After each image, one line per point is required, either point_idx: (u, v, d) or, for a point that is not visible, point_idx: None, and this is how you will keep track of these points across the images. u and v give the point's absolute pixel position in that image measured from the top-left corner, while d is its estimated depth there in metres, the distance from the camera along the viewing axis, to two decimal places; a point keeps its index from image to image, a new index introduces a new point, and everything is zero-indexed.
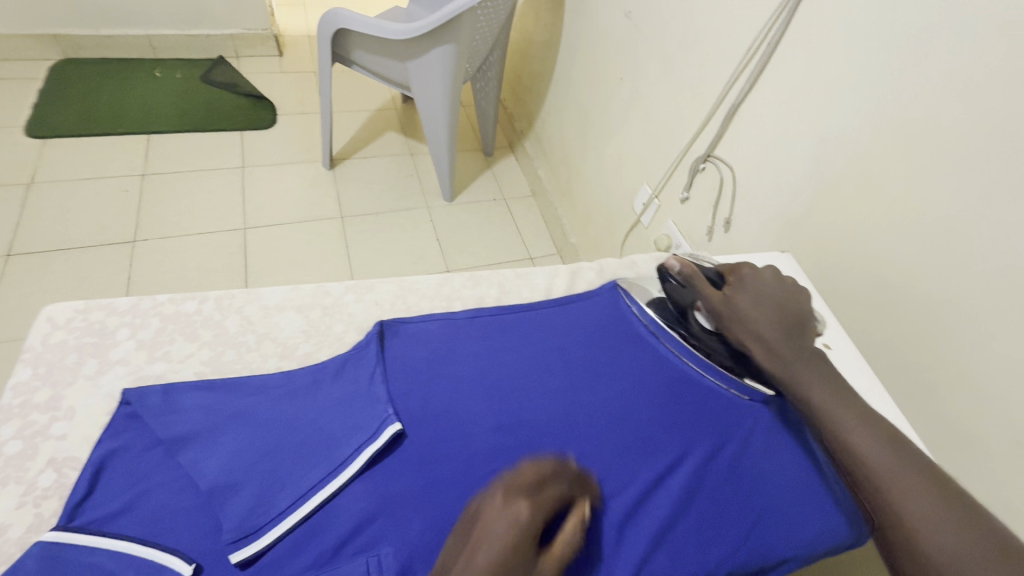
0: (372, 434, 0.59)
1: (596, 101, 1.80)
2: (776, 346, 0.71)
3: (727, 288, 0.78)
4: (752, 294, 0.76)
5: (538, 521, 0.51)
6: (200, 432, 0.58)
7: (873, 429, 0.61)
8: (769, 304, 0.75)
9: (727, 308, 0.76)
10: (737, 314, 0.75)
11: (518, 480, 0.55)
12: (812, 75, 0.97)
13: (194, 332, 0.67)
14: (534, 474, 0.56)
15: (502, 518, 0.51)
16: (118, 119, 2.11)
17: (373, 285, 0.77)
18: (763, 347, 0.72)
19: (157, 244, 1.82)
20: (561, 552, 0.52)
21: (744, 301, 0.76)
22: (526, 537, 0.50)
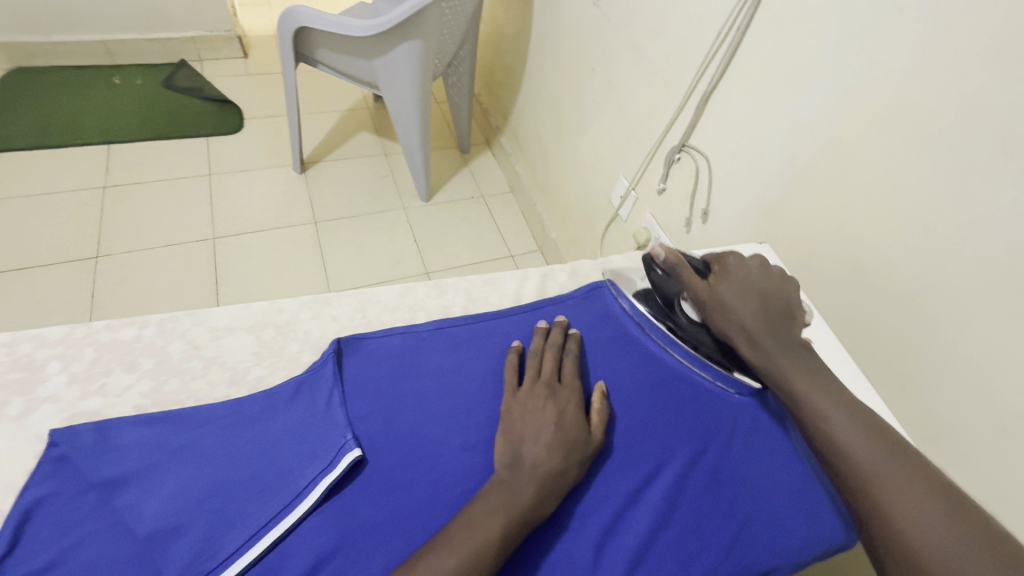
0: (329, 464, 0.55)
1: (569, 93, 1.76)
2: (760, 335, 0.66)
3: (712, 278, 0.72)
4: (737, 284, 0.70)
5: (573, 401, 0.64)
6: (140, 472, 0.53)
7: (856, 419, 0.58)
8: (756, 295, 0.69)
9: (711, 299, 0.71)
10: (722, 306, 0.70)
11: (542, 375, 0.66)
12: (783, 60, 0.94)
13: (133, 361, 0.62)
14: (553, 367, 0.68)
15: (546, 404, 0.63)
16: (76, 129, 2.02)
17: (331, 300, 0.72)
18: (747, 338, 0.67)
19: (121, 259, 1.75)
20: (602, 419, 0.65)
21: (729, 291, 0.70)
22: (568, 411, 0.63)
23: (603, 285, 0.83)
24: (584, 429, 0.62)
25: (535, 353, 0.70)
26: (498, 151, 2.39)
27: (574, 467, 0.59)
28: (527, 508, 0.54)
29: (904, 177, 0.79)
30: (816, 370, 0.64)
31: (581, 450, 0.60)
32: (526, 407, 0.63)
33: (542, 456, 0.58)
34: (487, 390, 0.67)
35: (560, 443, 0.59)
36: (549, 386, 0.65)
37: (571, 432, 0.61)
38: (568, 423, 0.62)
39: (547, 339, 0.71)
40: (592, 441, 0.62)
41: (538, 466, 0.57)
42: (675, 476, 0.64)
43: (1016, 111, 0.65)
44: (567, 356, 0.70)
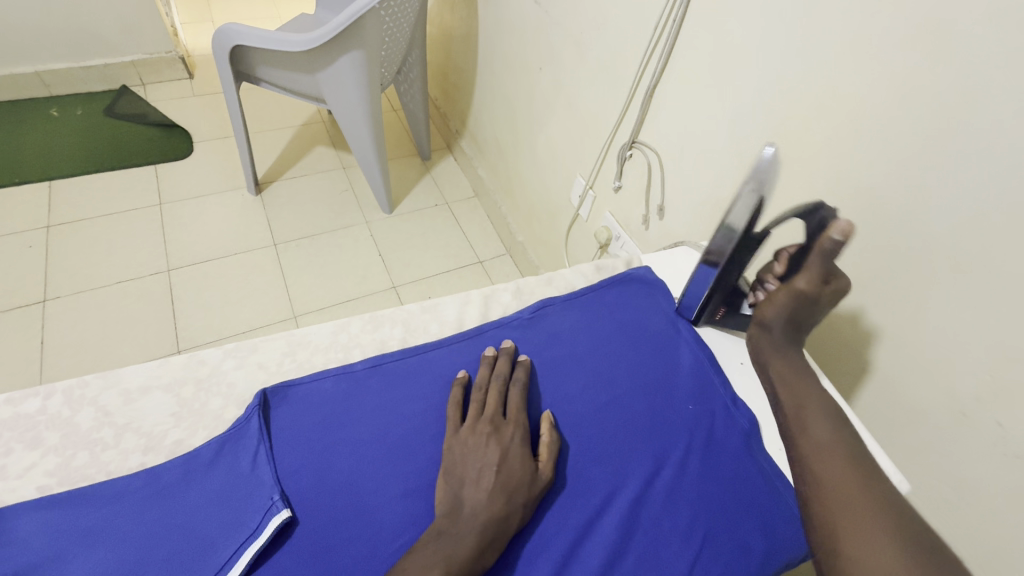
0: (255, 531, 0.52)
1: (520, 93, 1.73)
2: (788, 340, 0.70)
3: (828, 289, 0.69)
4: (817, 304, 0.70)
5: (519, 439, 0.62)
6: (42, 564, 0.49)
7: (839, 435, 0.60)
8: (815, 314, 0.70)
9: (786, 298, 0.70)
10: (794, 309, 0.69)
11: (485, 411, 0.64)
12: (721, 51, 0.92)
13: (37, 437, 0.57)
14: (498, 399, 0.65)
15: (494, 442, 0.61)
16: (13, 168, 1.92)
17: (258, 346, 0.68)
18: (772, 336, 0.71)
19: (72, 300, 1.67)
20: (550, 453, 0.62)
21: (809, 304, 0.69)
22: (514, 449, 0.61)
23: (551, 302, 0.79)
24: (530, 468, 0.59)
25: (480, 385, 0.67)
26: (459, 156, 2.35)
27: (517, 510, 0.56)
28: (465, 563, 0.51)
29: (845, 164, 0.77)
30: (814, 380, 0.67)
31: (526, 491, 0.58)
32: (467, 448, 0.60)
33: (482, 503, 0.56)
34: (428, 429, 0.63)
35: (503, 488, 0.57)
36: (493, 423, 0.63)
37: (516, 475, 0.58)
38: (511, 464, 0.59)
39: (494, 368, 0.68)
40: (538, 479, 0.59)
41: (478, 513, 0.55)
42: (629, 500, 0.61)
43: (947, 90, 0.63)
44: (513, 386, 0.67)
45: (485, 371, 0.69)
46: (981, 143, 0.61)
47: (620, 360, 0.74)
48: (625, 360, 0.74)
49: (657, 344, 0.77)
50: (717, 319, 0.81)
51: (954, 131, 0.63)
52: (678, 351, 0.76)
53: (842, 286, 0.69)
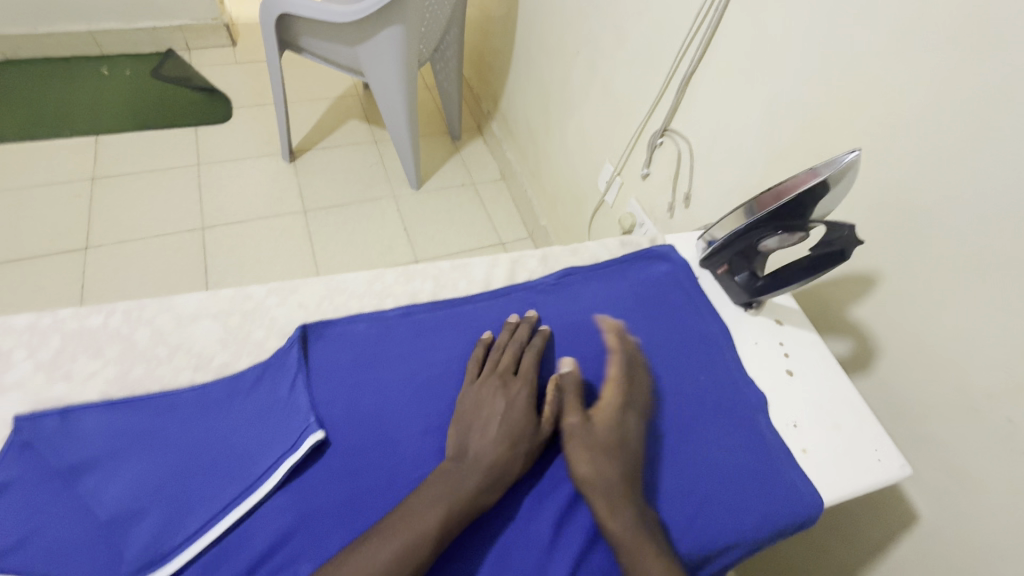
0: (291, 446, 0.56)
1: (555, 77, 1.74)
2: (619, 493, 0.59)
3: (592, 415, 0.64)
4: (618, 433, 0.63)
5: (527, 397, 0.63)
6: (102, 458, 0.54)
7: None
8: (626, 447, 0.62)
9: (587, 441, 0.61)
10: (598, 450, 0.61)
11: (499, 367, 0.66)
12: (758, 41, 0.94)
13: (98, 348, 0.62)
14: (510, 360, 0.67)
15: (496, 398, 0.62)
16: (64, 121, 2.01)
17: (299, 286, 0.72)
18: (606, 501, 0.58)
19: (113, 249, 1.75)
20: (555, 411, 0.64)
21: (611, 437, 0.62)
22: (519, 405, 0.62)
23: (574, 271, 0.82)
24: (533, 422, 0.62)
25: (499, 346, 0.69)
26: (489, 138, 2.37)
27: (519, 460, 0.59)
28: (464, 501, 0.54)
29: (877, 156, 0.77)
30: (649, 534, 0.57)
31: (527, 442, 0.60)
32: (477, 399, 0.63)
33: (486, 449, 0.58)
34: (451, 374, 0.67)
35: (503, 439, 0.59)
36: (503, 378, 0.65)
37: (517, 429, 0.60)
38: (516, 416, 0.61)
39: (514, 334, 0.70)
40: (540, 432, 0.62)
41: (480, 459, 0.57)
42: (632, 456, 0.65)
43: (985, 88, 0.63)
44: (529, 350, 0.68)
45: (506, 335, 0.71)
46: (1014, 141, 0.62)
47: (636, 328, 0.76)
48: (641, 330, 0.76)
49: (672, 319, 0.79)
50: (717, 273, 0.85)
51: (989, 128, 0.64)
52: (692, 327, 0.78)
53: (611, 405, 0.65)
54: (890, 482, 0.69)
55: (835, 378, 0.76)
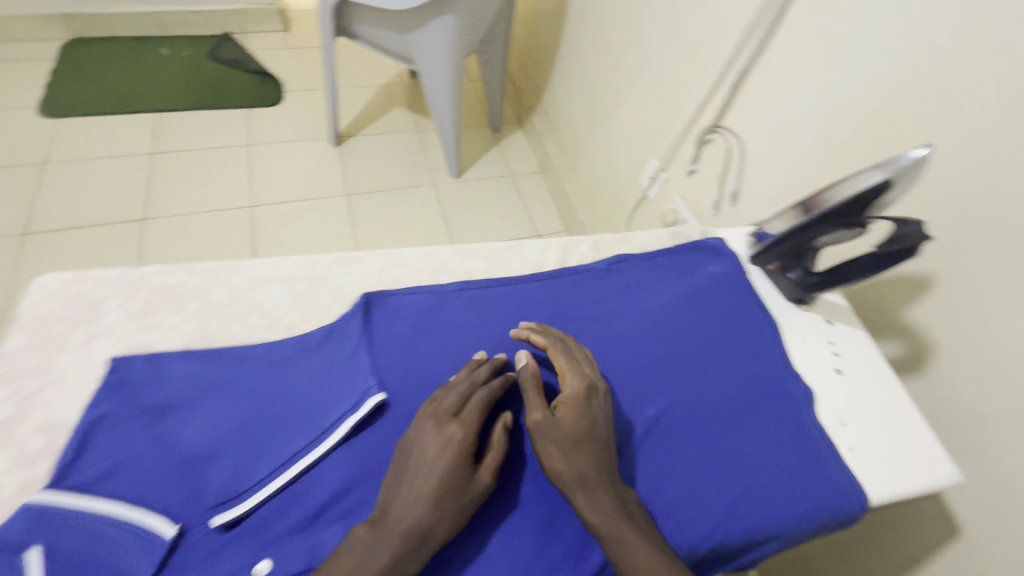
0: (354, 406, 0.59)
1: (602, 72, 1.74)
2: (593, 485, 0.56)
3: (556, 408, 0.60)
4: (586, 421, 0.59)
5: (466, 445, 0.55)
6: (185, 401, 0.58)
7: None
8: (599, 436, 0.59)
9: (556, 436, 0.58)
10: (569, 443, 0.58)
11: (440, 409, 0.58)
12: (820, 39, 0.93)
13: (182, 302, 0.67)
14: (455, 400, 0.59)
15: (432, 444, 0.55)
16: (127, 98, 2.11)
17: (361, 257, 0.76)
18: (585, 492, 0.56)
19: (168, 222, 1.84)
20: (494, 461, 0.57)
21: (583, 426, 0.59)
22: (454, 456, 0.54)
23: (625, 258, 0.83)
24: (462, 477, 0.54)
25: (452, 384, 0.61)
26: (529, 130, 2.38)
27: (445, 523, 0.52)
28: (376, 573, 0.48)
29: (943, 159, 0.76)
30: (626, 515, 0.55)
31: (456, 500, 0.53)
32: (411, 446, 0.55)
33: (404, 513, 0.51)
34: (503, 347, 0.69)
35: (431, 496, 0.52)
36: (440, 422, 0.56)
37: (448, 485, 0.53)
38: (444, 472, 0.53)
39: (472, 371, 0.62)
40: (473, 487, 0.54)
41: (398, 525, 0.50)
42: (671, 442, 0.65)
43: None
44: (481, 391, 0.60)
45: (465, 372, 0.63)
46: None
47: (685, 315, 0.76)
48: (687, 319, 0.76)
49: (724, 308, 0.78)
50: (768, 270, 0.85)
51: None
52: (743, 316, 0.78)
53: (577, 393, 0.61)
54: (939, 487, 0.68)
55: (885, 379, 0.76)
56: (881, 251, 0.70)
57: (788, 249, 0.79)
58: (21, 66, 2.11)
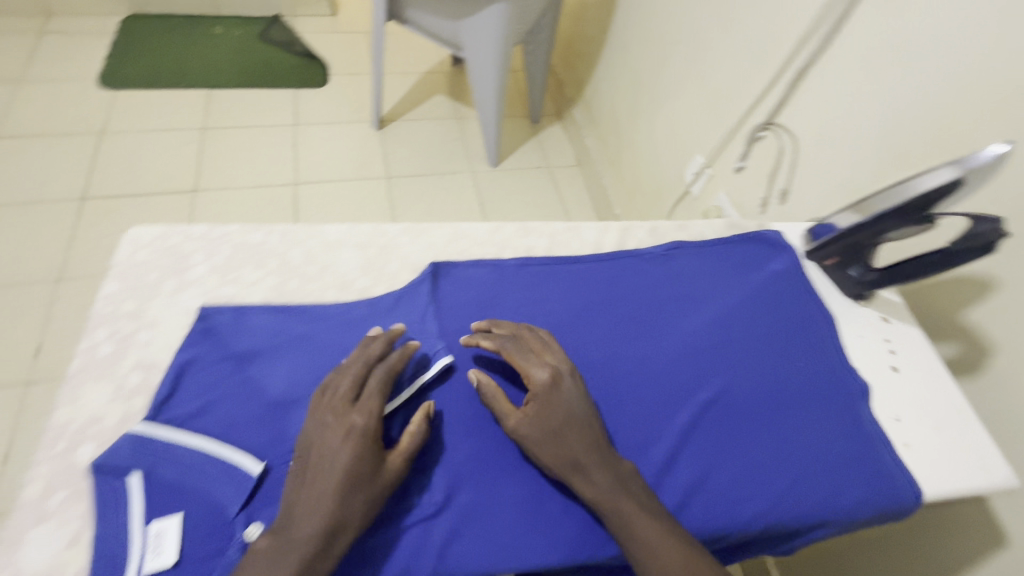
0: (424, 365, 0.62)
1: (651, 65, 1.71)
2: (583, 469, 0.55)
3: (526, 405, 0.58)
4: (563, 408, 0.58)
5: (367, 434, 0.53)
6: (267, 351, 0.62)
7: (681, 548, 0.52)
8: (578, 422, 0.57)
9: (535, 432, 0.57)
10: (546, 436, 0.56)
11: (336, 397, 0.55)
12: (888, 39, 0.94)
13: (261, 260, 0.71)
14: (351, 385, 0.56)
15: (330, 433, 0.53)
16: (178, 72, 2.10)
17: (429, 228, 0.78)
18: (579, 475, 0.55)
19: (215, 195, 1.81)
20: (408, 446, 0.54)
21: (556, 414, 0.57)
22: (356, 442, 0.52)
23: (681, 246, 0.84)
24: (367, 467, 0.51)
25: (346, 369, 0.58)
26: (568, 123, 2.35)
27: (355, 515, 0.50)
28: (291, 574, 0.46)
29: None
30: (625, 492, 0.55)
31: (364, 489, 0.51)
32: (314, 440, 0.53)
33: (309, 512, 0.49)
34: (563, 322, 0.71)
35: (336, 486, 0.50)
36: (338, 412, 0.54)
37: (353, 472, 0.51)
38: (346, 464, 0.51)
39: (365, 350, 0.59)
40: (384, 473, 0.52)
41: (304, 524, 0.48)
42: (727, 423, 0.66)
43: None
44: (376, 373, 0.57)
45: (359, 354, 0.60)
46: None
47: (741, 304, 0.77)
48: (744, 307, 0.77)
49: (780, 299, 0.79)
50: (825, 265, 0.85)
51: None
52: (800, 308, 0.78)
53: (544, 382, 0.59)
54: (994, 489, 0.68)
55: (941, 380, 0.76)
56: (950, 248, 0.70)
57: (850, 244, 0.79)
58: (78, 37, 2.12)
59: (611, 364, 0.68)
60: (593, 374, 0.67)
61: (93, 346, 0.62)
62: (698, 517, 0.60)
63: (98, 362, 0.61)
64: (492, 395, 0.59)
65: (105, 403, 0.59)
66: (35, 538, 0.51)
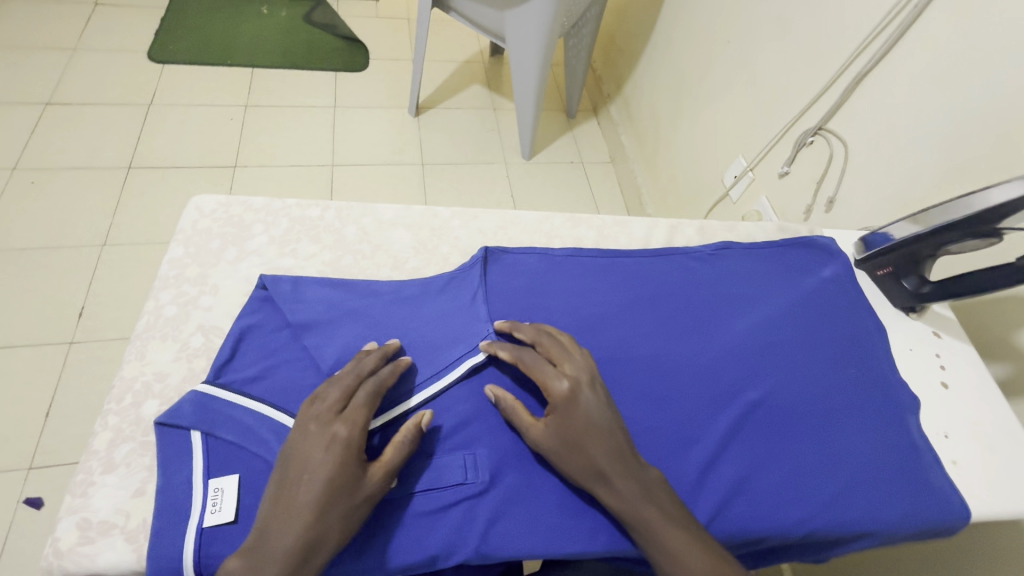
0: (473, 348, 0.62)
1: (696, 64, 1.67)
2: (607, 479, 0.54)
3: (547, 415, 0.57)
4: (585, 418, 0.56)
5: (352, 444, 0.52)
6: (322, 322, 0.63)
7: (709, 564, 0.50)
8: (598, 432, 0.55)
9: (555, 444, 0.55)
10: (566, 447, 0.55)
11: (325, 406, 0.54)
12: (954, 47, 0.91)
13: (318, 235, 0.73)
14: (340, 395, 0.55)
15: (313, 443, 0.51)
16: (225, 50, 2.12)
17: (479, 214, 0.80)
18: (604, 486, 0.54)
19: (255, 171, 1.83)
20: (392, 458, 0.53)
21: (577, 425, 0.55)
22: (338, 454, 0.51)
23: (729, 246, 0.83)
24: (350, 477, 0.50)
25: (337, 378, 0.57)
26: (604, 120, 2.32)
27: (333, 529, 0.49)
28: None
29: None
30: (651, 505, 0.53)
31: (342, 502, 0.49)
32: (299, 447, 0.52)
33: (289, 522, 0.48)
34: (610, 315, 0.71)
35: (315, 499, 0.49)
36: (325, 420, 0.53)
37: (331, 485, 0.49)
38: (328, 474, 0.50)
39: (358, 362, 0.58)
40: (363, 489, 0.51)
41: (281, 535, 0.48)
42: (771, 427, 0.65)
43: None
44: (368, 384, 0.56)
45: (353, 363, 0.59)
46: None
47: (789, 309, 0.76)
48: (794, 312, 0.76)
49: (829, 306, 0.77)
50: (875, 274, 0.84)
51: None
52: (849, 316, 0.77)
53: (563, 392, 0.57)
54: None
55: (994, 399, 0.74)
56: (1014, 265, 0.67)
57: (907, 254, 0.78)
58: (132, 11, 2.16)
59: (656, 359, 0.68)
60: (638, 368, 0.66)
61: (160, 307, 0.65)
62: (738, 517, 0.59)
63: (164, 322, 0.64)
64: (511, 407, 0.58)
65: (169, 362, 0.62)
66: (103, 485, 0.54)
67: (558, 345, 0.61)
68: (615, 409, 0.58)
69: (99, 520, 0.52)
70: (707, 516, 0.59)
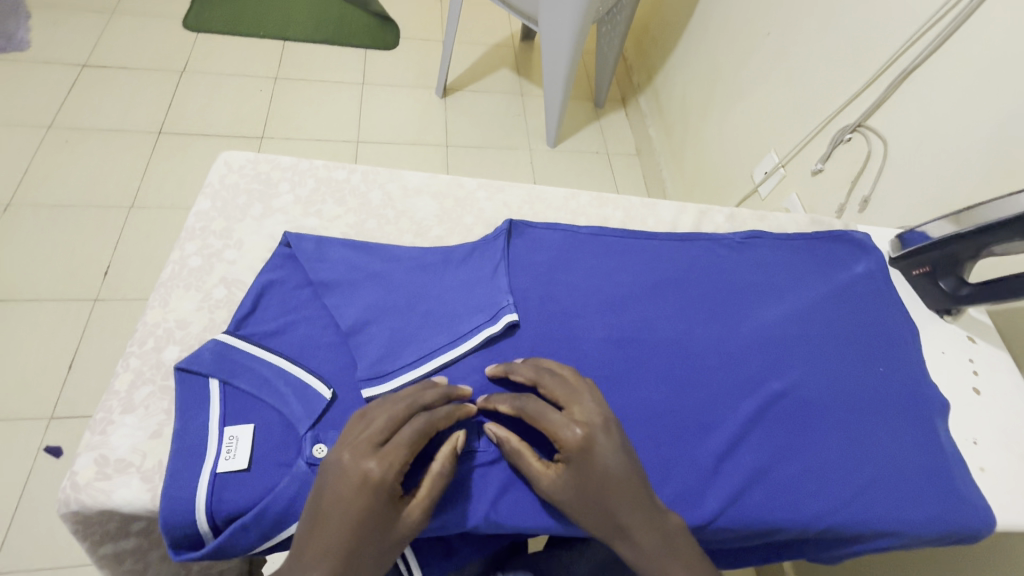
0: (492, 317, 0.62)
1: (731, 57, 1.62)
2: (626, 533, 0.51)
3: (558, 465, 0.53)
4: (600, 471, 0.52)
5: (390, 485, 0.48)
6: (342, 283, 0.63)
7: None
8: (619, 487, 0.52)
9: (569, 497, 0.52)
10: (584, 501, 0.52)
11: (368, 437, 0.50)
12: (1010, 45, 0.86)
13: (343, 198, 0.73)
14: (384, 425, 0.51)
15: (347, 477, 0.48)
16: (259, 21, 2.13)
17: (505, 187, 0.79)
18: (624, 539, 0.52)
19: (281, 143, 1.85)
20: (428, 494, 0.50)
21: (593, 479, 0.52)
22: (372, 495, 0.48)
23: (759, 236, 0.81)
24: (386, 519, 0.48)
25: (386, 404, 0.52)
26: (632, 112, 2.28)
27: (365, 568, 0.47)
28: None
29: None
30: (674, 558, 0.51)
31: (375, 544, 0.48)
32: (334, 480, 0.48)
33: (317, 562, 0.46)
34: (632, 296, 0.69)
35: (347, 540, 0.47)
36: (366, 455, 0.49)
37: (365, 527, 0.47)
38: (360, 516, 0.47)
39: (416, 392, 0.53)
40: (398, 527, 0.48)
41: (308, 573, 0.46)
42: (794, 419, 0.63)
43: None
44: (421, 419, 0.51)
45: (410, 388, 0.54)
46: None
47: (818, 302, 0.74)
48: (824, 306, 0.73)
49: (860, 302, 0.75)
50: (911, 274, 0.81)
51: None
52: (879, 314, 0.74)
53: (574, 444, 0.52)
54: None
55: None
56: None
57: (946, 254, 0.74)
58: None
59: (678, 342, 0.66)
60: (657, 351, 0.65)
61: (185, 258, 0.66)
62: (755, 506, 0.58)
63: (188, 272, 0.65)
64: (517, 455, 0.54)
65: (191, 311, 0.62)
66: (122, 425, 0.55)
67: (563, 382, 0.56)
68: (633, 452, 0.54)
69: (115, 458, 0.53)
70: (722, 503, 0.57)
